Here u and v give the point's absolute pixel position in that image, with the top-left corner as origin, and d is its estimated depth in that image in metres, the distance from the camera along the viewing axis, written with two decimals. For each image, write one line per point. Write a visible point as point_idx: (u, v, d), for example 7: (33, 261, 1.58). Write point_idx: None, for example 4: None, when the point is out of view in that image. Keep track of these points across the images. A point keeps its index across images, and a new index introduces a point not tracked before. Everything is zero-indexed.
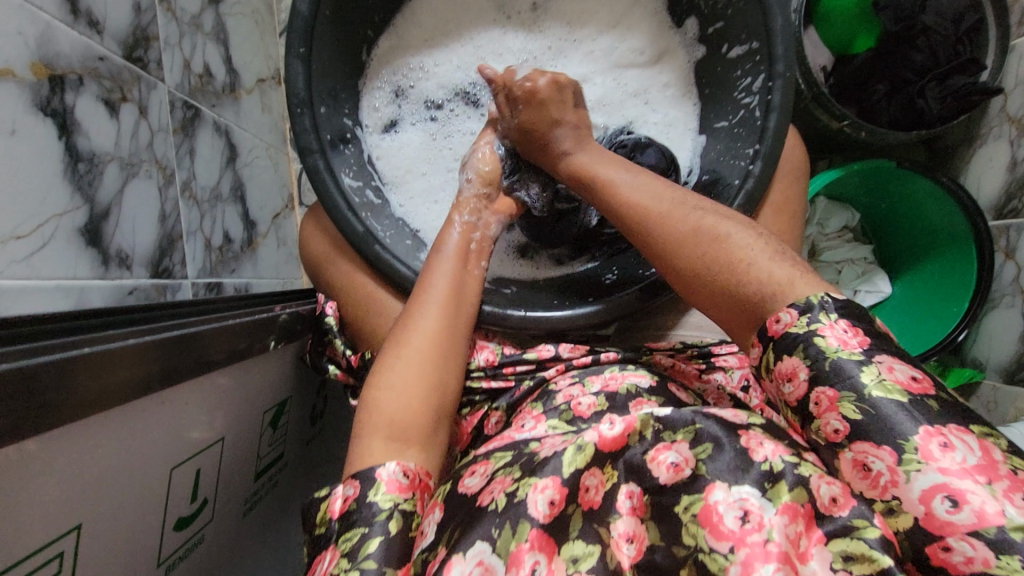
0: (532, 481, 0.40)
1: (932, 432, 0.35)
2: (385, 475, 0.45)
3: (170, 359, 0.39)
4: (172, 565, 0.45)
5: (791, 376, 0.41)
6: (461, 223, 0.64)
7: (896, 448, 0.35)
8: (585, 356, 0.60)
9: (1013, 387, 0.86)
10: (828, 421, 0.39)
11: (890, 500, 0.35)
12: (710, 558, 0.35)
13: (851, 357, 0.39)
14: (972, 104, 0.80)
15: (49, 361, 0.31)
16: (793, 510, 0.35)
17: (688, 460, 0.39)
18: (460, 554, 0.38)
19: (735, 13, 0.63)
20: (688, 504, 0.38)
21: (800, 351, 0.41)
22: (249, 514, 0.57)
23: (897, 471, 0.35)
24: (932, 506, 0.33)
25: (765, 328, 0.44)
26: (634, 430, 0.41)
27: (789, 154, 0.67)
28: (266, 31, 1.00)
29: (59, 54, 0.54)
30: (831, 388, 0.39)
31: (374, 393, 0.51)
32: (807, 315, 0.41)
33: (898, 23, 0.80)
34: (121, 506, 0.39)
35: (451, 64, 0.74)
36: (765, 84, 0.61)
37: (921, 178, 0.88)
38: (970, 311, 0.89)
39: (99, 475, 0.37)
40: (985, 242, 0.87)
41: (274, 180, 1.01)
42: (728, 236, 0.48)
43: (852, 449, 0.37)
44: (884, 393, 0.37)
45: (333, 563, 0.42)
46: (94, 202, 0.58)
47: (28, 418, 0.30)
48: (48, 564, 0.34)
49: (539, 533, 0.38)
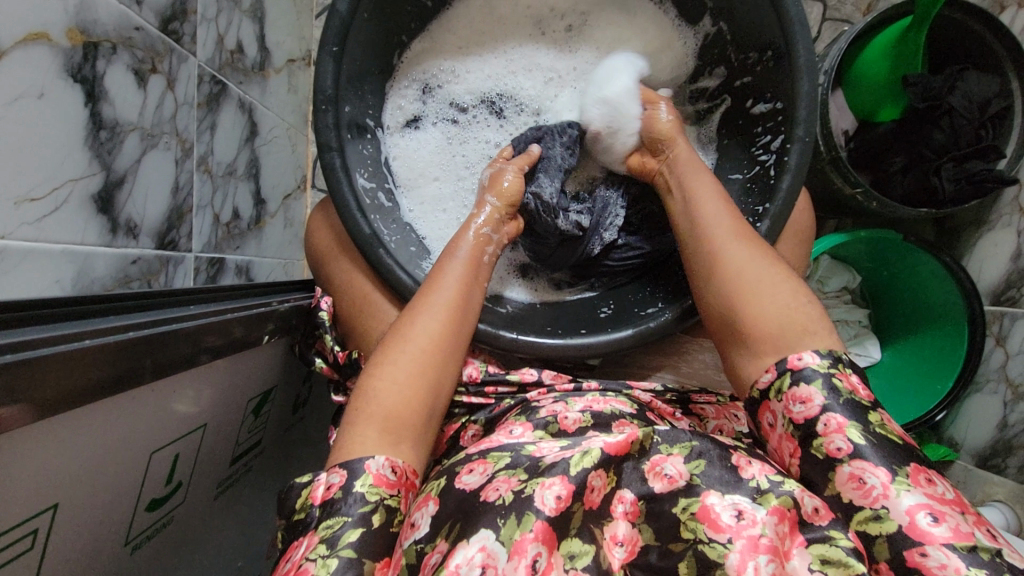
0: (541, 480, 0.42)
1: (920, 468, 0.41)
2: (374, 468, 0.47)
3: (173, 349, 0.41)
4: (139, 544, 0.46)
5: (806, 400, 0.46)
6: (477, 231, 0.63)
7: (891, 470, 0.41)
8: (567, 383, 0.61)
9: (985, 471, 0.88)
10: (831, 440, 0.44)
11: (879, 509, 0.40)
12: (709, 547, 0.39)
13: (859, 400, 0.45)
14: (984, 191, 0.81)
15: (53, 352, 0.32)
16: (781, 512, 0.40)
17: (682, 473, 0.43)
18: (464, 541, 0.39)
19: (764, 71, 0.64)
20: (686, 505, 0.41)
21: (818, 383, 0.46)
22: (221, 496, 0.58)
23: (889, 487, 0.40)
24: (916, 518, 0.39)
25: (783, 360, 0.49)
26: (637, 440, 0.45)
27: (798, 216, 0.68)
28: (302, 12, 1.01)
29: (95, 21, 0.55)
30: (841, 415, 0.44)
31: (372, 381, 0.52)
32: (827, 361, 0.47)
33: (925, 101, 0.79)
34: (102, 481, 0.40)
35: (482, 73, 0.75)
36: (783, 145, 0.62)
37: (926, 255, 0.90)
38: (953, 391, 0.90)
39: (80, 457, 0.38)
40: (978, 326, 0.88)
41: (290, 160, 1.02)
42: (758, 270, 0.53)
43: (850, 464, 0.42)
44: (884, 431, 0.44)
45: (310, 549, 0.43)
46: (110, 170, 0.59)
47: (37, 404, 0.32)
48: (21, 540, 0.35)
49: (544, 526, 0.40)
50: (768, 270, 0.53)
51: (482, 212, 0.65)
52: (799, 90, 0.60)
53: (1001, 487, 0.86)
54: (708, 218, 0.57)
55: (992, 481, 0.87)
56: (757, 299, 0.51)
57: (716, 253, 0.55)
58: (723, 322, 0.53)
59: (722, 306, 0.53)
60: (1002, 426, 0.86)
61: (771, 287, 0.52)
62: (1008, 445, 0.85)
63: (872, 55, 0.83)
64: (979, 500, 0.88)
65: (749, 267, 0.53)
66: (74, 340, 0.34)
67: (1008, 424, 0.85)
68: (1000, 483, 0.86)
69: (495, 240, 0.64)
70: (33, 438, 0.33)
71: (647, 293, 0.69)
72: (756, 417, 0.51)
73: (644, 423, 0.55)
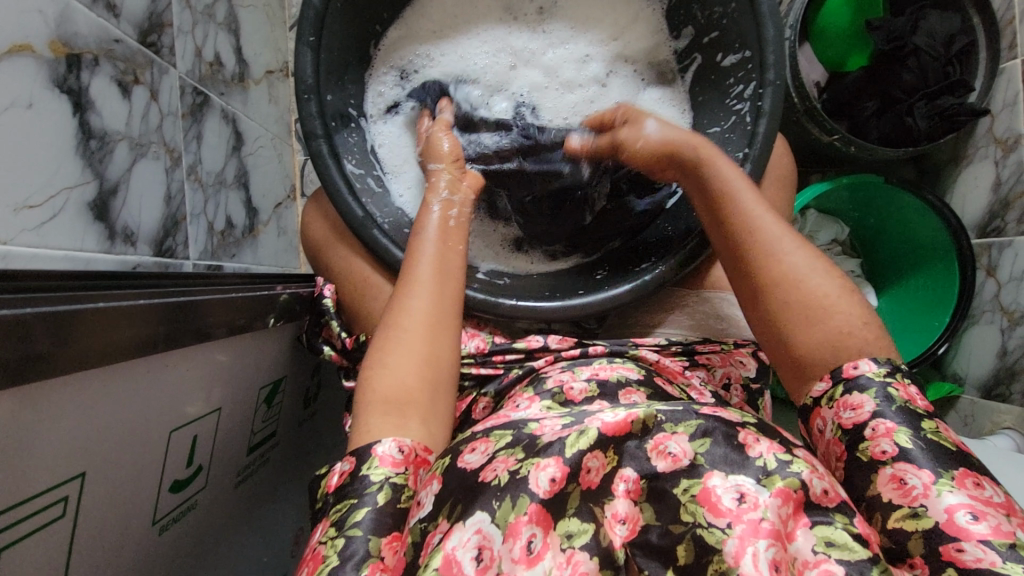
0: (536, 461, 0.40)
1: (968, 472, 0.40)
2: (381, 451, 0.47)
3: (157, 325, 0.40)
4: (166, 526, 0.48)
5: (856, 407, 0.45)
6: (438, 202, 0.64)
7: (935, 471, 0.40)
8: (574, 349, 0.61)
9: (991, 401, 0.90)
10: (877, 443, 0.42)
11: (918, 507, 0.38)
12: (706, 532, 0.36)
13: (914, 409, 0.44)
14: (959, 125, 0.83)
15: (75, 310, 0.34)
16: (786, 494, 0.37)
17: (687, 452, 0.39)
18: (460, 523, 0.38)
19: (730, 23, 0.65)
20: (687, 485, 0.38)
21: (871, 391, 0.45)
22: (242, 485, 0.59)
23: (930, 487, 0.39)
24: (955, 515, 0.37)
25: (837, 369, 0.48)
26: (638, 419, 0.41)
27: (779, 161, 0.70)
28: (276, 24, 1.02)
29: (76, 34, 0.56)
30: (891, 421, 0.43)
31: (369, 370, 0.53)
32: (885, 370, 0.46)
33: (890, 43, 0.82)
34: (125, 451, 0.42)
35: (455, 55, 0.76)
36: (756, 91, 0.64)
37: (907, 193, 0.91)
38: (950, 324, 0.92)
39: (102, 425, 0.39)
40: (967, 257, 0.89)
41: (277, 169, 1.03)
42: (810, 284, 0.50)
43: (893, 466, 0.41)
44: (937, 438, 0.42)
45: (323, 532, 0.44)
46: (102, 178, 0.60)
47: (18, 367, 0.31)
48: (53, 506, 0.36)
49: (539, 507, 0.38)
50: (822, 282, 0.50)
51: (436, 184, 0.65)
52: (764, 36, 0.62)
53: (1008, 414, 0.87)
54: (752, 233, 0.53)
55: (999, 409, 0.88)
56: (810, 315, 0.49)
57: (765, 271, 0.52)
58: (776, 339, 0.51)
59: (774, 324, 0.51)
60: (1002, 354, 0.88)
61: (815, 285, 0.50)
62: (1010, 372, 0.87)
63: (834, 7, 0.86)
64: (988, 430, 0.90)
65: (799, 281, 0.50)
66: (69, 304, 0.33)
67: (1008, 351, 0.87)
68: (1007, 411, 0.87)
69: (457, 202, 0.65)
70: (16, 412, 0.32)
71: (641, 251, 0.70)
72: (807, 422, 0.50)
73: (653, 391, 0.54)
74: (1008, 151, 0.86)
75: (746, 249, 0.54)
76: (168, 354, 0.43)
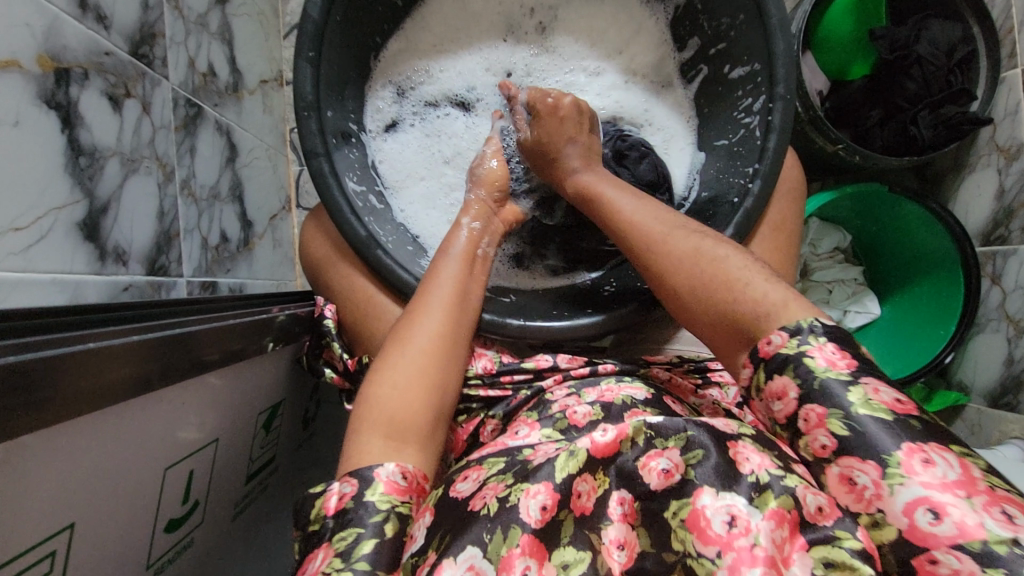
0: (525, 487, 0.38)
1: (913, 447, 0.35)
2: (383, 475, 0.44)
3: (144, 361, 0.38)
4: (161, 567, 0.46)
5: (781, 396, 0.41)
6: (468, 225, 0.64)
7: (880, 462, 0.35)
8: (583, 367, 0.59)
9: (998, 410, 0.89)
10: (815, 437, 0.39)
11: (876, 514, 0.35)
12: (697, 563, 0.34)
13: (838, 377, 0.39)
14: (963, 134, 0.82)
15: (66, 353, 0.32)
16: (780, 515, 0.34)
17: (678, 465, 0.37)
18: (451, 559, 0.36)
19: (738, 34, 0.64)
20: (677, 508, 0.36)
21: (790, 371, 0.41)
22: (240, 515, 0.57)
23: (881, 486, 0.35)
24: (915, 518, 0.33)
25: (756, 349, 0.44)
26: (628, 434, 0.39)
27: (788, 173, 0.69)
28: (271, 32, 1.00)
29: (65, 47, 0.54)
30: (820, 405, 0.39)
31: (374, 388, 0.50)
32: (797, 337, 0.42)
33: (894, 52, 0.83)
34: (118, 490, 0.40)
35: (454, 72, 0.75)
36: (765, 105, 0.62)
37: (911, 203, 0.91)
38: (956, 334, 0.91)
39: (98, 462, 0.37)
40: (972, 270, 0.89)
41: (272, 181, 1.00)
42: (720, 258, 0.49)
43: (838, 463, 0.37)
44: (869, 411, 0.37)
45: (326, 562, 0.40)
46: (93, 196, 0.58)
47: (3, 424, 0.29)
48: (40, 562, 0.34)
49: (531, 538, 0.37)
50: (730, 256, 0.49)
51: (470, 209, 0.66)
52: (774, 49, 0.60)
53: (1016, 424, 0.86)
54: (640, 234, 0.55)
55: (1007, 419, 0.87)
56: (694, 281, 0.50)
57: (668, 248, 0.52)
58: (692, 304, 0.50)
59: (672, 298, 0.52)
60: (1008, 363, 0.87)
61: (724, 258, 0.49)
62: (1017, 381, 0.86)
63: (838, 14, 0.84)
64: (996, 440, 0.89)
65: (703, 256, 0.50)
66: (60, 347, 0.32)
67: (1014, 360, 0.86)
68: (1015, 420, 0.86)
69: (488, 234, 0.65)
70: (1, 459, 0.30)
71: None
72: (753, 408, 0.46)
73: (660, 410, 0.51)
74: (1011, 159, 0.85)
75: (637, 246, 0.55)
76: (162, 390, 0.41)
